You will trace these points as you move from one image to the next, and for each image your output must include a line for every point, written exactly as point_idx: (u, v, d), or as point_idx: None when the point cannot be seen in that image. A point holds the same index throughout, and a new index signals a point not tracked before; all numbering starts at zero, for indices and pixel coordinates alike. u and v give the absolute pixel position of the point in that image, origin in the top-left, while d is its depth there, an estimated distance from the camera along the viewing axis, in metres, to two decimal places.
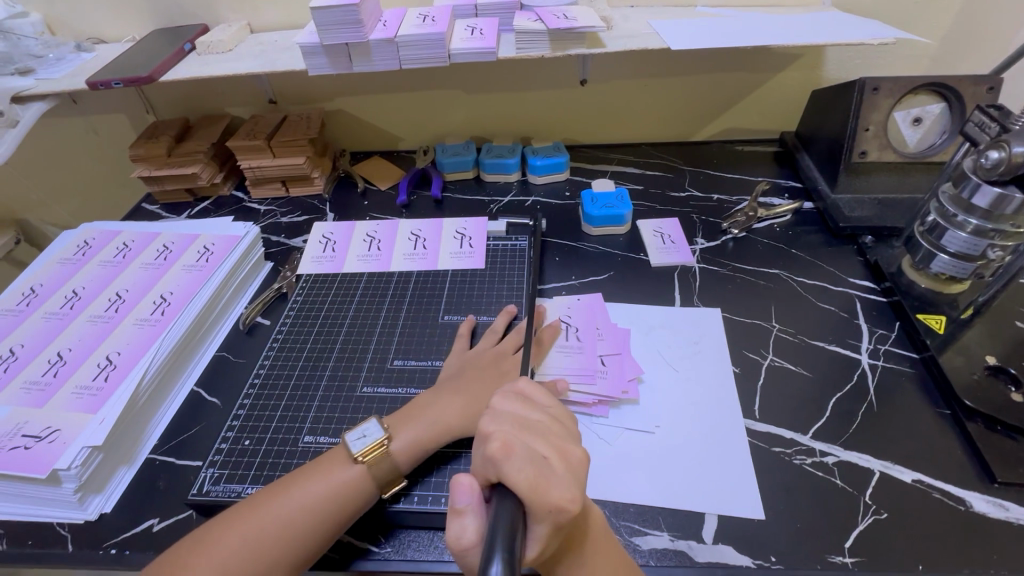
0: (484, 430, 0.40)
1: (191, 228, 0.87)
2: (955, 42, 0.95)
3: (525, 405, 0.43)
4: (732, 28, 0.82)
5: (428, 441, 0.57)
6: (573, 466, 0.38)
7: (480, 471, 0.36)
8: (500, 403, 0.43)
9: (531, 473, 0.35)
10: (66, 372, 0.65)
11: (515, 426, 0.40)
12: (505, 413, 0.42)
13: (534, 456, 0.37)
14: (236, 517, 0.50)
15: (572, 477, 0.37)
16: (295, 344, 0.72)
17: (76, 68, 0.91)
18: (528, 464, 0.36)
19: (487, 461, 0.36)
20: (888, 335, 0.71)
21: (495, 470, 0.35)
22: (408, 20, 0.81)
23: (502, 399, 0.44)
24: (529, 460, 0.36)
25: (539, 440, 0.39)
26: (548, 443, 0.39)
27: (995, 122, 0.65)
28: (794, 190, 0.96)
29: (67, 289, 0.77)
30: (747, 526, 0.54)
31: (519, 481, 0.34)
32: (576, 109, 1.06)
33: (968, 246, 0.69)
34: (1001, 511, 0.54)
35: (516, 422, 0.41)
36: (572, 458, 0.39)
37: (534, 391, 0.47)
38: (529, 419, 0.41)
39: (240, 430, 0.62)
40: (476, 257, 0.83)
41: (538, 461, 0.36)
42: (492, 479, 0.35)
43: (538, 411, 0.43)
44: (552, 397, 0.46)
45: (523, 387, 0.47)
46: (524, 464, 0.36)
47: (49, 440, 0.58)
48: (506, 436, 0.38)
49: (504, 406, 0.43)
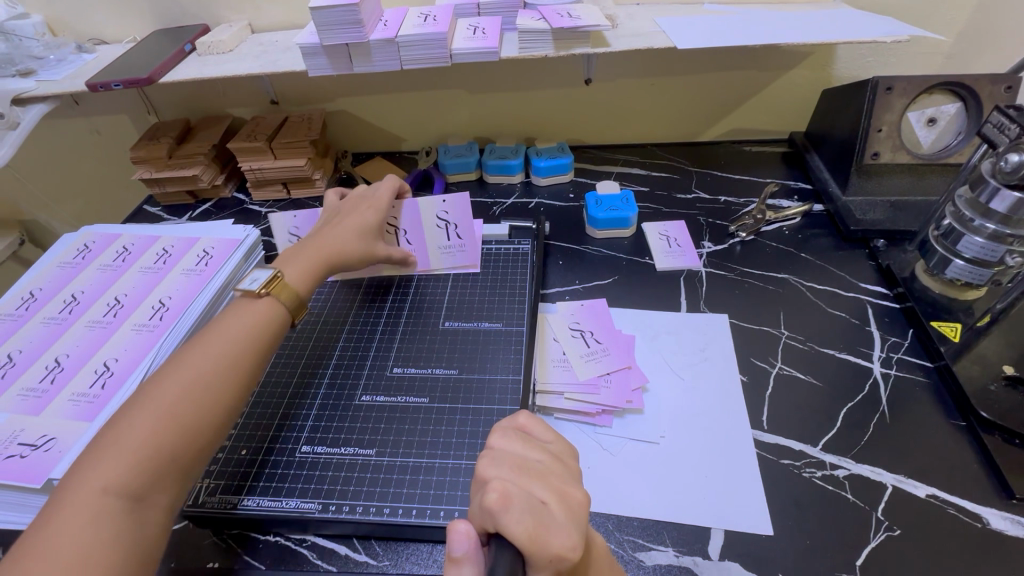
0: (483, 473, 0.39)
1: (191, 231, 0.86)
2: (971, 40, 0.92)
3: (526, 443, 0.42)
4: (741, 26, 0.80)
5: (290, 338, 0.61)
6: (575, 510, 0.37)
7: (478, 519, 0.35)
8: (501, 442, 0.42)
9: (530, 522, 0.34)
10: (63, 378, 0.65)
11: (514, 468, 0.38)
12: (505, 454, 0.40)
13: (533, 503, 0.35)
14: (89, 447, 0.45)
15: (573, 522, 0.36)
16: (292, 351, 0.71)
17: (76, 70, 0.90)
18: (527, 513, 0.34)
19: (485, 510, 0.34)
20: (901, 343, 0.69)
21: (493, 522, 0.33)
22: (409, 20, 0.80)
23: (501, 436, 0.43)
24: (528, 509, 0.34)
25: (539, 483, 0.38)
26: (547, 486, 0.37)
27: (1015, 123, 0.61)
28: (804, 192, 0.94)
29: (66, 293, 0.76)
30: (755, 543, 0.52)
31: (517, 533, 0.33)
32: (581, 109, 1.04)
33: (985, 252, 0.67)
34: (1020, 528, 0.52)
35: (516, 463, 0.39)
36: (574, 500, 0.37)
37: (535, 425, 0.45)
38: (530, 460, 0.40)
39: (236, 440, 0.61)
40: (467, 253, 0.79)
41: (537, 509, 0.35)
42: (490, 529, 0.34)
43: (539, 450, 0.42)
44: (552, 430, 0.44)
45: (523, 420, 0.45)
46: (523, 514, 0.34)
47: (45, 449, 0.57)
48: (505, 485, 0.35)
49: (502, 444, 0.42)
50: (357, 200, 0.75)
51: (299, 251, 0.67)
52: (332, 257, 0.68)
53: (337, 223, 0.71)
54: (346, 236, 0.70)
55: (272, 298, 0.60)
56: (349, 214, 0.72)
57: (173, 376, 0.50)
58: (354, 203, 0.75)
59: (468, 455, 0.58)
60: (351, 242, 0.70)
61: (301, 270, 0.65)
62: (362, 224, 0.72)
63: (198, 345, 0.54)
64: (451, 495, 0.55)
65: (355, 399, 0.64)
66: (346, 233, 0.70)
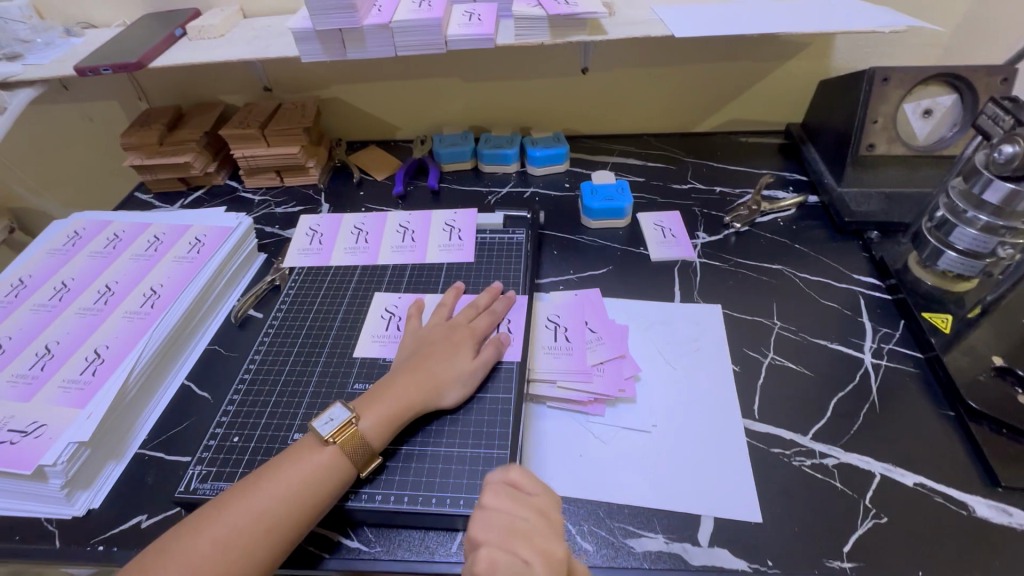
0: (474, 535, 0.43)
1: (183, 219, 0.86)
2: (968, 32, 0.92)
3: (516, 500, 0.45)
4: (738, 16, 0.79)
5: (399, 417, 0.57)
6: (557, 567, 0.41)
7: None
8: (494, 500, 0.45)
9: None
10: (53, 365, 0.64)
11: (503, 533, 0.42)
12: (495, 513, 0.44)
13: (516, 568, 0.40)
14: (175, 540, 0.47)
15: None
16: (286, 338, 0.71)
17: (64, 53, 0.88)
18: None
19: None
20: (892, 334, 0.70)
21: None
22: (403, 5, 0.79)
23: (493, 494, 0.45)
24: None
25: (525, 544, 0.42)
26: (533, 546, 0.42)
27: (1009, 114, 0.62)
28: (799, 184, 0.94)
29: (56, 280, 0.76)
30: (744, 530, 0.53)
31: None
32: (577, 99, 1.04)
33: (977, 244, 0.67)
34: (1005, 516, 0.53)
35: (505, 525, 0.43)
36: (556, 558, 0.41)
37: (526, 480, 0.47)
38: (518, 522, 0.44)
39: (228, 427, 0.61)
40: (465, 250, 0.81)
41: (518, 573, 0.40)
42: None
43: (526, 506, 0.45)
44: (540, 485, 0.47)
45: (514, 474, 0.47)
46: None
47: (35, 436, 0.57)
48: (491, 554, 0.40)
49: (494, 502, 0.45)
50: (449, 325, 0.66)
51: (382, 391, 0.58)
52: (420, 398, 0.58)
53: (427, 357, 0.61)
54: (442, 370, 0.60)
55: (338, 450, 0.53)
56: (442, 354, 0.62)
57: (229, 514, 0.48)
58: (447, 331, 0.65)
59: (461, 443, 0.58)
60: (437, 377, 0.60)
61: (379, 418, 0.56)
62: (457, 375, 0.61)
63: (259, 483, 0.51)
64: (443, 482, 0.55)
65: (348, 387, 0.64)
66: (436, 365, 0.61)
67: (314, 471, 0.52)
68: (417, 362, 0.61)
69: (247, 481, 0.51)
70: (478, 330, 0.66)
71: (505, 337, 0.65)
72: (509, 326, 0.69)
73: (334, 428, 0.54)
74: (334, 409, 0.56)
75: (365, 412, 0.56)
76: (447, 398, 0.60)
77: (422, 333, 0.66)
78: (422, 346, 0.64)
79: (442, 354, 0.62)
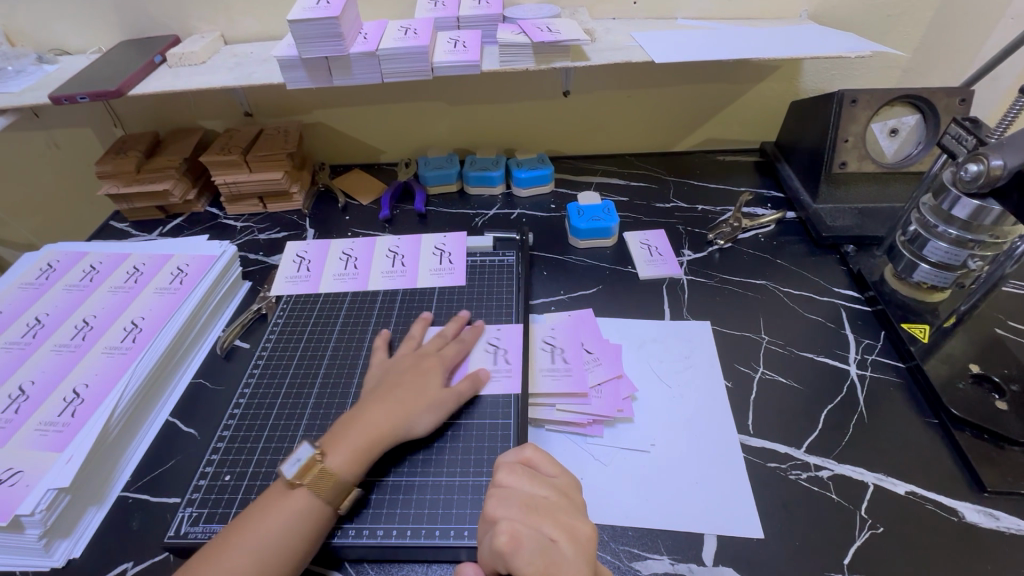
0: (493, 513, 0.43)
1: (165, 248, 0.84)
2: (926, 55, 0.97)
3: (533, 479, 0.46)
4: (713, 41, 0.82)
5: (371, 449, 0.55)
6: (582, 542, 0.42)
7: (491, 563, 0.40)
8: (509, 479, 0.46)
9: (541, 561, 0.39)
10: (29, 407, 0.61)
11: (522, 508, 0.43)
12: (514, 493, 0.44)
13: (542, 541, 0.40)
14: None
15: (582, 557, 0.40)
16: (278, 368, 0.69)
17: (37, 81, 0.86)
18: (537, 553, 0.39)
19: (497, 554, 0.39)
20: (875, 345, 0.72)
21: (504, 562, 0.39)
22: (389, 33, 0.79)
23: (509, 473, 0.46)
24: (538, 549, 0.39)
25: (548, 521, 0.42)
26: (556, 524, 0.42)
27: (971, 135, 0.66)
28: (776, 200, 0.98)
29: (29, 316, 0.73)
30: (747, 547, 0.53)
31: (529, 573, 0.38)
32: (560, 121, 1.06)
33: (949, 257, 0.70)
34: (993, 520, 0.54)
35: (524, 501, 0.43)
36: (581, 535, 0.42)
37: (540, 459, 0.48)
38: (537, 496, 0.44)
39: (219, 465, 0.59)
40: (457, 273, 0.81)
41: (546, 547, 0.40)
42: (504, 569, 0.39)
43: (545, 486, 0.46)
44: (557, 465, 0.48)
45: (529, 454, 0.49)
46: (534, 553, 0.39)
47: (10, 483, 0.54)
48: (515, 528, 0.40)
49: (513, 481, 0.46)
50: (418, 354, 0.65)
51: (349, 424, 0.57)
52: (389, 428, 0.57)
53: (396, 386, 0.60)
54: (412, 398, 0.59)
55: (308, 491, 0.51)
56: (413, 382, 0.61)
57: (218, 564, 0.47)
58: (415, 359, 0.65)
59: (462, 471, 0.57)
60: (407, 405, 0.59)
61: (348, 452, 0.54)
62: (427, 402, 0.60)
63: (232, 539, 0.49)
64: (446, 513, 0.54)
65: (342, 418, 0.63)
66: (407, 394, 0.59)
67: (289, 521, 0.50)
68: (383, 399, 0.59)
69: (233, 525, 0.50)
70: (447, 359, 0.65)
71: (482, 372, 0.65)
72: (506, 356, 0.68)
73: (299, 469, 0.52)
74: (300, 447, 0.53)
75: (331, 449, 0.54)
76: (420, 426, 0.58)
77: (390, 363, 0.65)
78: (388, 376, 0.63)
79: (411, 383, 0.61)
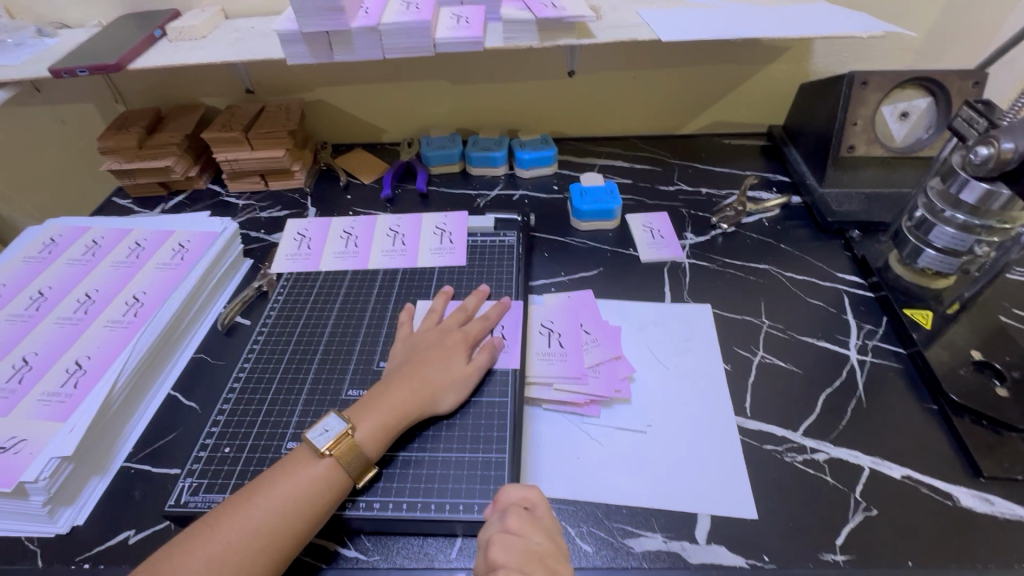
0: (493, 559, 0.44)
1: (166, 225, 0.84)
2: (940, 37, 0.95)
3: (532, 524, 0.47)
4: (722, 19, 0.80)
5: (397, 424, 0.56)
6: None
7: None
8: (512, 523, 0.47)
9: None
10: (32, 377, 0.62)
11: (521, 556, 0.44)
12: (514, 539, 0.46)
13: None
14: (177, 551, 0.46)
15: None
16: (277, 344, 0.70)
17: (38, 54, 0.86)
18: None
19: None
20: (876, 331, 0.72)
21: None
22: (390, 8, 0.78)
23: (513, 518, 0.47)
24: None
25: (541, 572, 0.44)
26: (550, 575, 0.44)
27: (982, 117, 0.64)
28: (782, 184, 0.96)
29: (32, 289, 0.73)
30: (740, 527, 0.54)
31: None
32: (564, 101, 1.04)
33: (956, 241, 0.69)
34: (987, 505, 0.54)
35: (522, 550, 0.45)
36: None
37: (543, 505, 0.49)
38: (534, 546, 0.45)
39: (219, 438, 0.60)
40: (457, 253, 0.81)
41: None
42: None
43: (541, 533, 0.47)
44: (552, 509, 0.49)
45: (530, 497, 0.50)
46: None
47: (14, 451, 0.55)
48: None
49: (515, 525, 0.47)
50: (441, 329, 0.66)
51: (377, 398, 0.57)
52: (415, 403, 0.58)
53: (421, 364, 0.61)
54: (437, 376, 0.60)
55: (334, 462, 0.52)
56: (437, 358, 0.62)
57: (227, 528, 0.47)
58: (439, 334, 0.65)
59: (459, 448, 0.58)
60: (432, 381, 0.59)
61: (376, 426, 0.55)
62: (449, 377, 0.60)
63: (254, 497, 0.49)
64: (442, 488, 0.55)
65: (342, 394, 0.63)
66: (432, 371, 0.60)
67: (312, 487, 0.50)
68: (411, 377, 0.59)
69: (243, 490, 0.51)
70: (470, 335, 0.65)
71: (498, 341, 0.65)
72: (503, 331, 0.69)
73: (330, 440, 0.53)
74: (329, 420, 0.55)
75: (360, 421, 0.55)
76: (443, 404, 0.59)
77: (414, 338, 0.66)
78: (414, 352, 0.63)
79: (437, 359, 0.62)
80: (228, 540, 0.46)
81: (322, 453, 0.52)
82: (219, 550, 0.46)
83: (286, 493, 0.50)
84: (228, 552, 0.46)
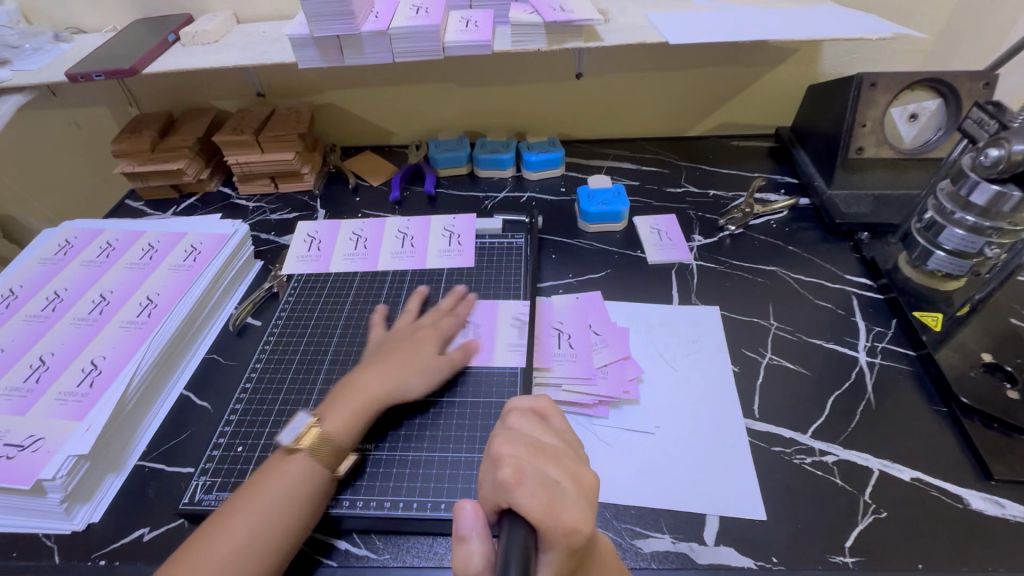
0: (498, 448, 0.39)
1: (178, 227, 0.85)
2: (950, 38, 0.94)
3: (542, 427, 0.43)
4: (730, 21, 0.81)
5: (364, 412, 0.57)
6: (585, 489, 0.37)
7: (488, 500, 0.35)
8: (518, 422, 0.42)
9: (543, 495, 0.34)
10: (49, 377, 0.63)
11: (529, 447, 0.39)
12: (520, 434, 0.41)
13: (546, 478, 0.36)
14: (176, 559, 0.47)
15: (584, 502, 0.36)
16: (288, 344, 0.70)
17: (55, 59, 0.87)
18: (539, 486, 0.35)
19: (498, 486, 0.34)
20: (885, 333, 0.71)
21: (504, 496, 0.34)
22: (400, 12, 0.79)
23: (519, 417, 0.43)
24: (541, 483, 0.35)
25: (553, 463, 0.38)
26: (561, 466, 0.38)
27: (993, 118, 0.64)
28: (790, 186, 0.96)
29: (48, 290, 0.74)
30: (749, 528, 0.54)
31: (530, 505, 0.33)
32: (571, 104, 1.05)
33: (965, 244, 0.69)
34: (999, 508, 0.54)
35: (530, 442, 0.40)
36: (585, 483, 0.38)
37: (553, 412, 0.46)
38: (543, 441, 0.40)
39: (231, 437, 0.60)
40: (465, 255, 0.82)
41: (549, 484, 0.35)
42: (503, 504, 0.34)
43: (553, 435, 0.42)
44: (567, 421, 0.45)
45: (540, 405, 0.46)
46: (537, 487, 0.34)
47: (32, 449, 0.56)
48: (518, 462, 0.36)
49: (521, 424, 0.42)
50: (414, 327, 0.68)
51: (341, 392, 0.59)
52: (378, 391, 0.59)
53: (385, 356, 0.63)
54: (402, 365, 0.62)
55: (306, 454, 0.53)
56: (401, 348, 0.63)
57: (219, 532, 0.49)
58: (410, 330, 0.67)
59: (468, 448, 0.58)
60: (400, 369, 0.61)
61: (341, 415, 0.56)
62: (420, 367, 0.62)
63: (240, 499, 0.51)
64: (452, 488, 0.55)
65: None
66: (397, 361, 0.62)
67: (290, 485, 0.51)
68: (375, 370, 0.61)
69: (233, 496, 0.52)
70: (440, 330, 0.67)
71: (475, 343, 0.67)
72: (512, 331, 0.69)
73: (297, 434, 0.55)
74: (295, 416, 0.57)
75: (326, 414, 0.57)
76: (411, 389, 0.60)
77: (387, 335, 0.68)
78: (382, 348, 0.65)
79: (403, 350, 0.63)
80: (221, 544, 0.48)
81: (291, 447, 0.54)
82: (214, 553, 0.47)
83: (271, 490, 0.51)
84: (223, 554, 0.47)
